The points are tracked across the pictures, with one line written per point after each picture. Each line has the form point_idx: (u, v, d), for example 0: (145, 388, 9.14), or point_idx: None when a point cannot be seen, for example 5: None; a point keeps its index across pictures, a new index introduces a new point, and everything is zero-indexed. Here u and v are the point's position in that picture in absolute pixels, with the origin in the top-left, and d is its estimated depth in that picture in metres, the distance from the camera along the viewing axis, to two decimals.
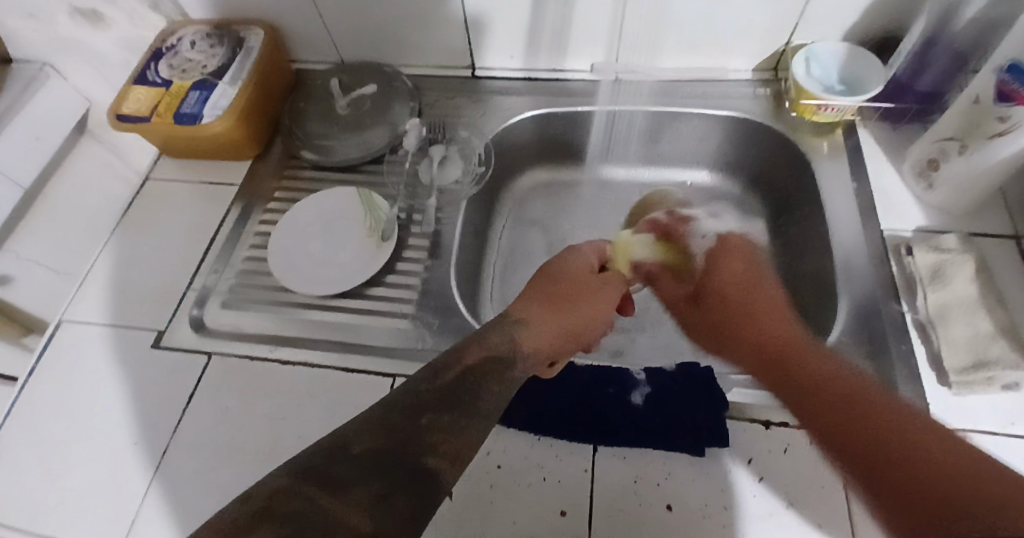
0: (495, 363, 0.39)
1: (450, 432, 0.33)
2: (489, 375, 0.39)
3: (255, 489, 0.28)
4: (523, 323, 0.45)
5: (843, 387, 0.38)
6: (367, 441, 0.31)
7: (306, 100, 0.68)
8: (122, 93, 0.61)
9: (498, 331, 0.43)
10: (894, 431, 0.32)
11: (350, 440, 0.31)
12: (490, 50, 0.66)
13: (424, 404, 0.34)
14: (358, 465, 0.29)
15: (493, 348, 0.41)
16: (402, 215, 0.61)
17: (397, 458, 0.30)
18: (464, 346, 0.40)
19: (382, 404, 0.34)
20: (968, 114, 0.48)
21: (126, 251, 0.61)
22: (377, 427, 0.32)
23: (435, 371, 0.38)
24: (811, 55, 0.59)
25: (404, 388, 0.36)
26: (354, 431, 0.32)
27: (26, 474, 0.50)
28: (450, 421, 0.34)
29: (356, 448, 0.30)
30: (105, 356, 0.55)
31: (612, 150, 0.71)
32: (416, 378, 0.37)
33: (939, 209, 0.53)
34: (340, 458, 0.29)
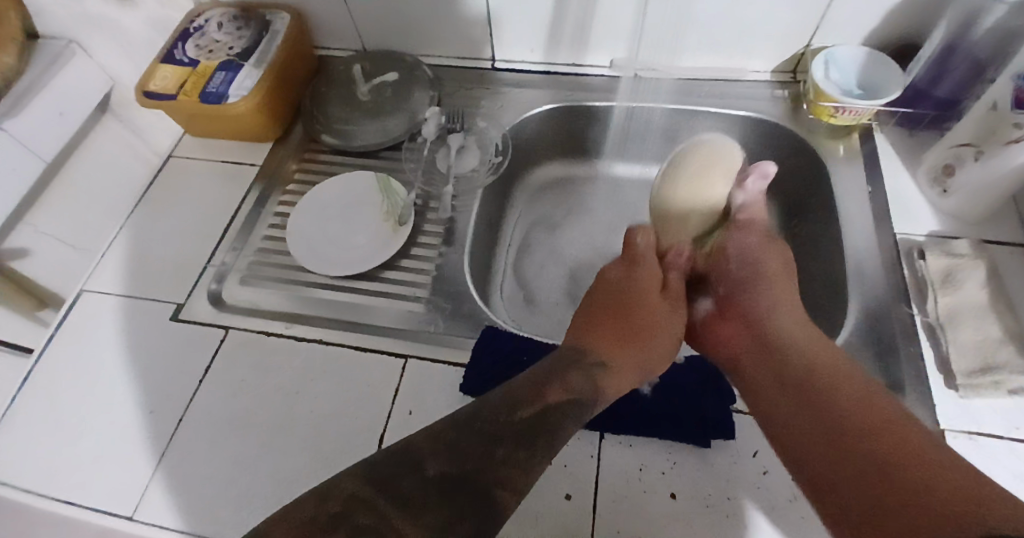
0: (574, 404, 0.40)
1: (522, 467, 0.35)
2: (573, 416, 0.40)
3: (335, 487, 0.32)
4: (602, 365, 0.45)
5: (801, 376, 0.41)
6: (442, 462, 0.34)
7: (328, 85, 0.69)
8: (149, 70, 0.63)
9: (578, 370, 0.44)
10: (845, 420, 0.37)
11: (426, 459, 0.34)
12: (509, 41, 0.67)
13: (504, 433, 0.36)
14: (426, 487, 0.32)
15: (572, 388, 0.42)
16: (418, 202, 0.62)
17: (472, 484, 0.33)
18: (546, 382, 0.41)
19: (455, 420, 0.37)
20: (986, 121, 0.48)
21: (147, 226, 0.63)
22: (450, 450, 0.35)
23: (517, 401, 0.39)
24: (831, 58, 0.59)
25: (487, 413, 0.37)
26: (429, 450, 0.35)
27: (44, 435, 0.51)
28: (525, 457, 0.36)
29: (429, 469, 0.33)
30: (125, 327, 0.56)
31: (630, 146, 0.72)
32: (499, 403, 0.38)
33: (953, 215, 0.53)
34: (413, 474, 0.33)
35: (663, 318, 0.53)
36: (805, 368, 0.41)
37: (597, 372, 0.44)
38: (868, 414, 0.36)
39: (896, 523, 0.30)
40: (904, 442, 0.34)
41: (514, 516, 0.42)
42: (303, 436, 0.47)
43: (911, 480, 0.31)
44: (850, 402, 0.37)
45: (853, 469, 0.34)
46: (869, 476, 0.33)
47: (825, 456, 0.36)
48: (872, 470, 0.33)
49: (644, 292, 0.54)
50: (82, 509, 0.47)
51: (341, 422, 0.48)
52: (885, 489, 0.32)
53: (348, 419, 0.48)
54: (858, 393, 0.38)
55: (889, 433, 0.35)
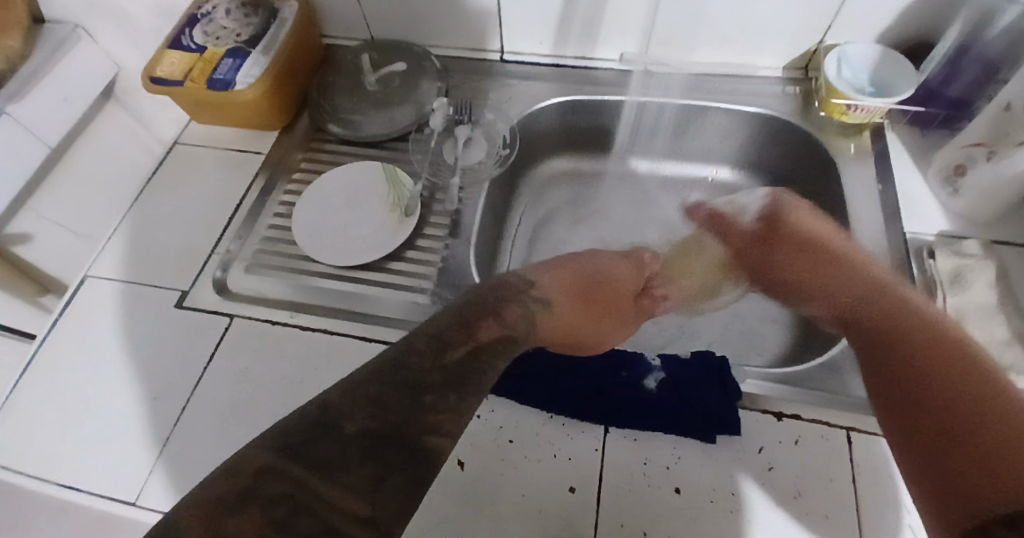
0: (510, 339, 0.41)
1: (452, 411, 0.34)
2: (505, 348, 0.41)
3: (244, 461, 0.29)
4: (546, 304, 0.48)
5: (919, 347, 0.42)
6: (362, 419, 0.31)
7: (335, 74, 0.69)
8: (156, 56, 0.62)
9: (518, 306, 0.45)
10: (950, 392, 0.38)
11: (343, 416, 0.31)
12: (518, 34, 0.66)
13: (428, 379, 0.34)
14: (347, 445, 0.30)
15: (507, 324, 0.42)
16: (425, 193, 0.62)
17: (393, 435, 0.31)
18: (481, 319, 0.41)
19: (372, 371, 0.34)
20: (998, 122, 0.48)
21: (152, 213, 0.63)
22: (369, 401, 0.32)
23: (446, 343, 0.37)
24: (843, 56, 0.59)
25: (406, 361, 0.35)
26: (348, 406, 0.31)
27: (46, 420, 0.51)
28: (456, 401, 0.34)
29: (347, 426, 0.31)
30: (128, 314, 0.56)
31: (638, 141, 0.71)
32: (423, 348, 0.36)
33: (963, 215, 0.52)
34: (330, 435, 0.30)
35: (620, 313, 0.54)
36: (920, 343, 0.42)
37: (539, 310, 0.46)
38: (957, 363, 0.40)
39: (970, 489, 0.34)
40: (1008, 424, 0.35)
41: (517, 508, 0.42)
42: None
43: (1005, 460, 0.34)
44: (931, 340, 0.42)
45: (947, 442, 0.37)
46: (964, 449, 0.36)
47: (916, 423, 0.39)
48: (972, 443, 0.36)
49: (615, 276, 0.56)
50: (84, 494, 0.47)
51: None
52: (970, 461, 0.35)
53: None
54: (956, 348, 0.41)
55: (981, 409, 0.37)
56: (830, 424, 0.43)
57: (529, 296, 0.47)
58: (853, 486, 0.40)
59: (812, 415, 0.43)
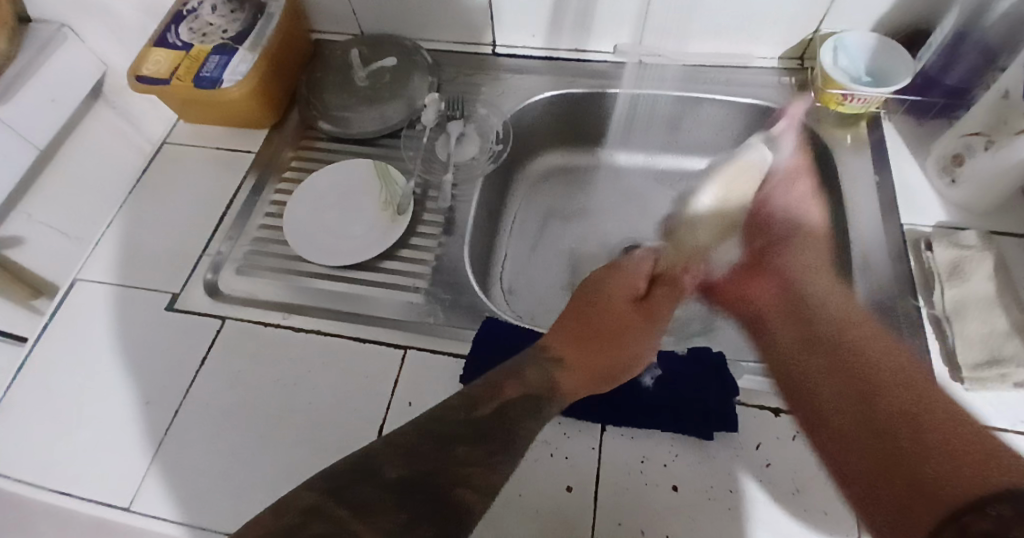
0: (533, 400, 0.41)
1: (480, 465, 0.35)
2: (528, 411, 0.40)
3: (294, 501, 0.31)
4: (557, 362, 0.46)
5: (840, 350, 0.43)
6: (401, 467, 0.33)
7: (324, 70, 0.68)
8: (142, 54, 0.61)
9: (536, 368, 0.44)
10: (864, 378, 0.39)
11: (384, 464, 0.33)
12: (510, 26, 0.66)
13: (459, 434, 0.37)
14: (386, 492, 0.31)
15: (530, 384, 0.42)
16: (417, 191, 0.61)
17: (425, 486, 0.33)
18: (502, 377, 0.42)
19: (416, 426, 0.37)
20: (997, 110, 0.47)
21: (143, 214, 0.62)
22: (408, 454, 0.34)
23: (474, 402, 0.39)
24: (839, 44, 0.58)
25: (443, 415, 0.38)
26: (388, 455, 0.34)
27: (38, 426, 0.50)
28: (484, 457, 0.36)
29: (388, 473, 0.33)
30: (120, 317, 0.55)
31: (633, 134, 0.70)
32: (458, 404, 0.39)
33: (961, 206, 0.52)
34: (370, 480, 0.32)
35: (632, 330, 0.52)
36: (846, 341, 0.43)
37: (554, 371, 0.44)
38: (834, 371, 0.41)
39: (898, 457, 0.33)
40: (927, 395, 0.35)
41: (514, 508, 0.41)
42: (302, 427, 0.47)
43: (931, 418, 0.33)
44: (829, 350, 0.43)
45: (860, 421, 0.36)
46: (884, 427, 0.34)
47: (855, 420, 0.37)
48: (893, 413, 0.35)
49: (610, 303, 0.54)
50: (78, 500, 0.47)
51: (341, 413, 0.47)
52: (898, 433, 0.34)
53: (347, 411, 0.47)
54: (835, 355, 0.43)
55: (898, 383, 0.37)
56: None
57: (542, 356, 0.45)
58: None
59: None
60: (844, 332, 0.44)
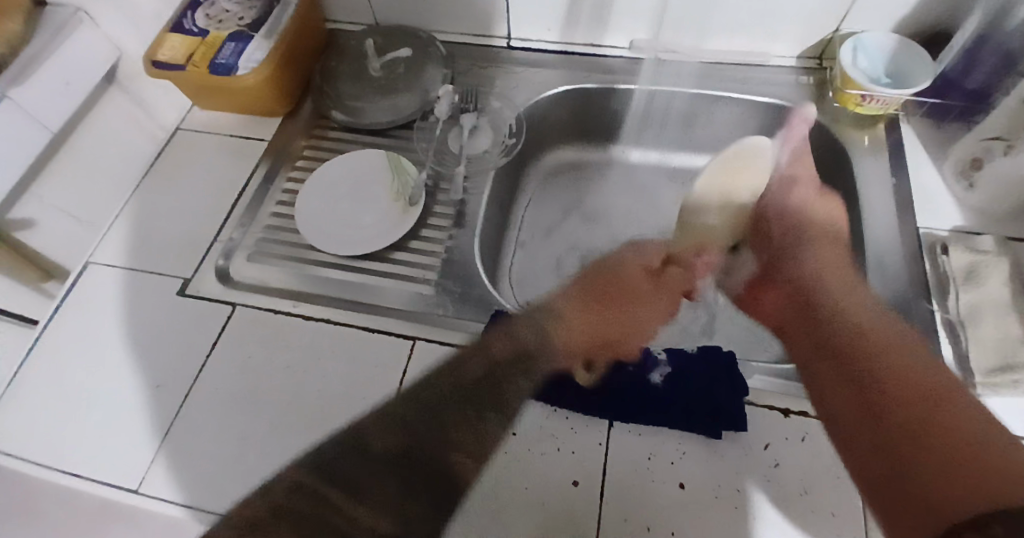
0: (522, 358, 0.45)
1: (468, 424, 0.41)
2: (515, 368, 0.45)
3: (283, 481, 0.38)
4: (558, 318, 0.51)
5: (838, 353, 0.43)
6: (386, 440, 0.39)
7: (338, 59, 0.67)
8: (158, 39, 0.61)
9: (527, 322, 0.49)
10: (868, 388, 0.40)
11: (370, 439, 0.39)
12: (526, 19, 0.65)
13: (440, 406, 0.41)
14: (374, 469, 0.37)
15: (521, 343, 0.46)
16: (429, 182, 0.61)
17: (412, 455, 0.38)
18: (493, 337, 0.47)
19: (399, 398, 0.42)
20: (1017, 115, 0.47)
21: (155, 199, 0.62)
22: (394, 425, 0.40)
23: (460, 367, 0.44)
24: (859, 44, 0.57)
25: (429, 384, 0.43)
26: (372, 429, 0.40)
27: (49, 406, 0.51)
28: (473, 415, 0.41)
29: (375, 446, 0.39)
30: (131, 301, 0.56)
31: (647, 130, 0.70)
32: (439, 382, 0.43)
33: (978, 210, 0.51)
34: (359, 456, 0.38)
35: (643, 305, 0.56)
36: (853, 332, 0.44)
37: (548, 325, 0.50)
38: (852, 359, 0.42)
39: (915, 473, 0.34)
40: (929, 410, 0.37)
41: (520, 501, 0.41)
42: (309, 415, 0.47)
43: (936, 434, 0.35)
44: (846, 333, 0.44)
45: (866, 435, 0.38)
46: (898, 429, 0.37)
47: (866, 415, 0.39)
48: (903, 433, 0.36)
49: (625, 277, 0.58)
50: (87, 481, 0.47)
51: (348, 401, 0.47)
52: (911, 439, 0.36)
53: (355, 400, 0.47)
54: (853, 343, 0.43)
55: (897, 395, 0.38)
56: None
57: (545, 316, 0.51)
58: None
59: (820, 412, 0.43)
60: (846, 320, 0.45)
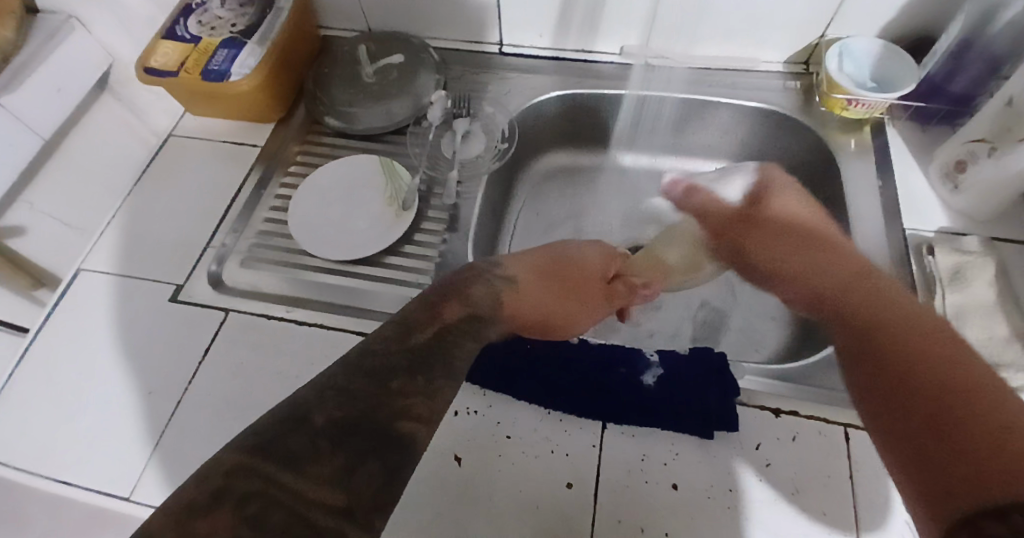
0: (468, 323, 0.42)
1: (422, 395, 0.33)
2: (464, 332, 0.41)
3: (216, 465, 0.27)
4: (514, 284, 0.49)
5: (872, 322, 0.40)
6: (332, 411, 0.30)
7: (331, 66, 0.68)
8: (150, 46, 0.61)
9: (482, 285, 0.46)
10: (910, 351, 0.35)
11: (313, 411, 0.30)
12: (519, 26, 0.66)
13: (394, 367, 0.34)
14: (318, 438, 0.29)
15: (471, 303, 0.44)
16: (422, 187, 0.62)
17: (360, 426, 0.30)
18: (442, 300, 0.42)
19: (344, 365, 0.34)
20: (1000, 118, 0.47)
21: (147, 206, 0.62)
22: (338, 396, 0.31)
23: (412, 329, 0.38)
24: (844, 50, 0.58)
25: (374, 349, 0.35)
26: (318, 400, 0.31)
27: (39, 414, 0.51)
28: (425, 384, 0.34)
29: (317, 419, 0.29)
30: (123, 307, 0.55)
31: (638, 134, 0.71)
32: (386, 339, 0.36)
33: (963, 212, 0.52)
34: (299, 431, 0.29)
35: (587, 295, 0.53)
36: (878, 316, 0.40)
37: (503, 289, 0.47)
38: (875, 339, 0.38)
39: (937, 441, 0.30)
40: (970, 382, 0.31)
41: (514, 503, 0.41)
42: None
43: (974, 402, 0.30)
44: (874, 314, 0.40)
45: (896, 397, 0.34)
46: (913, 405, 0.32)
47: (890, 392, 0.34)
48: (941, 397, 0.31)
49: (583, 261, 0.55)
50: (78, 489, 0.47)
51: None
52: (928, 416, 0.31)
53: None
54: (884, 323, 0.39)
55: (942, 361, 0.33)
56: (828, 420, 0.43)
57: (495, 275, 0.48)
58: (851, 485, 0.40)
59: (810, 412, 0.43)
60: (874, 307, 0.41)
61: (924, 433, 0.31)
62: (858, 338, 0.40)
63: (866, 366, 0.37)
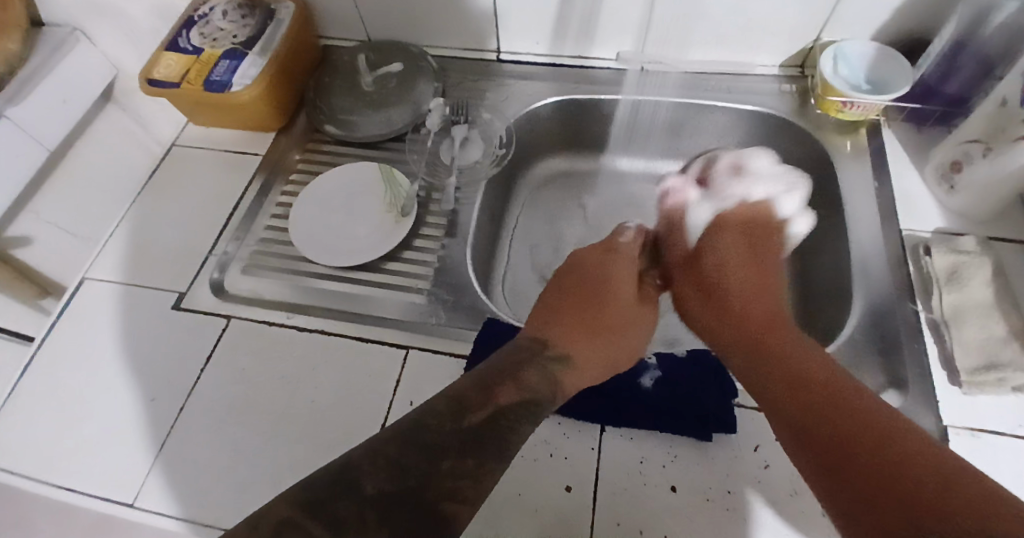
0: (530, 404, 0.41)
1: (471, 477, 0.35)
2: (524, 416, 0.40)
3: (266, 515, 0.31)
4: (564, 359, 0.48)
5: (795, 367, 0.41)
6: (382, 482, 0.33)
7: (331, 75, 0.69)
8: (154, 57, 0.62)
9: (535, 368, 0.44)
10: (812, 395, 0.38)
11: (363, 478, 0.33)
12: (515, 33, 0.67)
13: (447, 444, 0.36)
14: (366, 509, 0.32)
15: (528, 388, 0.42)
16: (421, 193, 0.62)
17: (408, 502, 0.33)
18: (498, 382, 0.41)
19: (400, 432, 0.36)
20: (994, 117, 0.48)
21: (150, 215, 0.63)
22: (390, 467, 0.34)
23: (467, 406, 0.39)
24: (839, 53, 0.59)
25: (427, 424, 0.37)
26: (369, 465, 0.34)
27: (45, 422, 0.51)
28: (474, 467, 0.36)
29: (368, 489, 0.33)
30: (127, 315, 0.56)
31: (635, 138, 0.71)
32: (444, 410, 0.38)
33: (959, 212, 0.52)
34: (349, 496, 0.32)
35: (629, 313, 0.56)
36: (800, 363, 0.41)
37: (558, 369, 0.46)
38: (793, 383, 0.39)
39: (880, 479, 0.31)
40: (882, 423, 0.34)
41: (514, 508, 0.42)
42: (304, 425, 0.47)
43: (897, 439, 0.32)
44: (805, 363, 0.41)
45: (819, 443, 0.35)
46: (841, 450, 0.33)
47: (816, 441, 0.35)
48: (862, 440, 0.33)
49: (610, 284, 0.57)
50: (82, 495, 0.47)
51: (343, 411, 0.48)
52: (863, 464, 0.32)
53: (349, 409, 0.48)
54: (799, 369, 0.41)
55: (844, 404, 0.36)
56: None
57: (547, 359, 0.46)
58: None
59: None
60: (792, 356, 0.42)
61: (863, 477, 0.31)
62: (761, 385, 0.42)
63: (779, 415, 0.39)
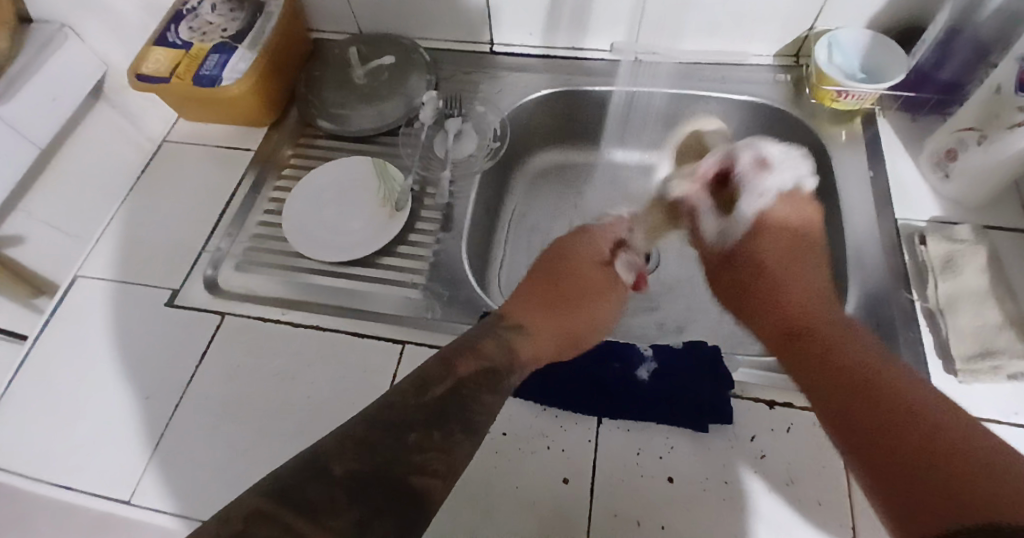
0: (489, 373, 0.42)
1: (439, 449, 0.35)
2: (485, 385, 0.41)
3: (236, 508, 0.29)
4: (521, 330, 0.49)
5: (841, 354, 0.40)
6: (350, 461, 0.32)
7: (323, 69, 0.68)
8: (142, 52, 0.61)
9: (491, 339, 0.45)
10: (858, 382, 0.37)
11: (331, 461, 0.32)
12: (508, 25, 0.66)
13: (412, 421, 0.36)
14: (336, 489, 0.30)
15: (485, 356, 0.43)
16: (415, 187, 0.62)
17: (381, 483, 0.32)
18: (457, 355, 0.42)
19: (365, 417, 0.36)
20: (989, 105, 0.47)
21: (142, 212, 0.62)
22: (357, 446, 0.33)
23: (426, 383, 0.39)
24: (833, 41, 0.58)
25: (393, 402, 0.37)
26: (336, 449, 0.33)
27: (39, 421, 0.51)
28: (441, 440, 0.36)
29: (336, 470, 0.31)
30: (120, 313, 0.56)
31: (629, 129, 0.71)
32: (407, 388, 0.38)
33: (954, 200, 0.52)
34: (319, 479, 0.31)
35: (592, 289, 0.58)
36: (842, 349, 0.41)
37: (513, 338, 0.47)
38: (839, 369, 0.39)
39: (923, 471, 0.31)
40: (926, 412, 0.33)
41: (510, 501, 0.42)
42: (300, 421, 0.47)
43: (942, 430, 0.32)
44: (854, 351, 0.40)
45: (866, 432, 0.34)
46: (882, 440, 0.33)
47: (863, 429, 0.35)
48: (909, 434, 0.33)
49: (573, 266, 0.58)
50: (78, 494, 0.47)
51: (338, 407, 0.48)
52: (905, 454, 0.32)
53: (345, 404, 0.48)
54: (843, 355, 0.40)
55: (890, 391, 0.35)
56: None
57: (502, 327, 0.48)
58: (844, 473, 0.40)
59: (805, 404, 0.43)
60: (836, 340, 0.42)
61: (906, 467, 0.31)
62: (804, 371, 0.42)
63: (823, 403, 0.39)
